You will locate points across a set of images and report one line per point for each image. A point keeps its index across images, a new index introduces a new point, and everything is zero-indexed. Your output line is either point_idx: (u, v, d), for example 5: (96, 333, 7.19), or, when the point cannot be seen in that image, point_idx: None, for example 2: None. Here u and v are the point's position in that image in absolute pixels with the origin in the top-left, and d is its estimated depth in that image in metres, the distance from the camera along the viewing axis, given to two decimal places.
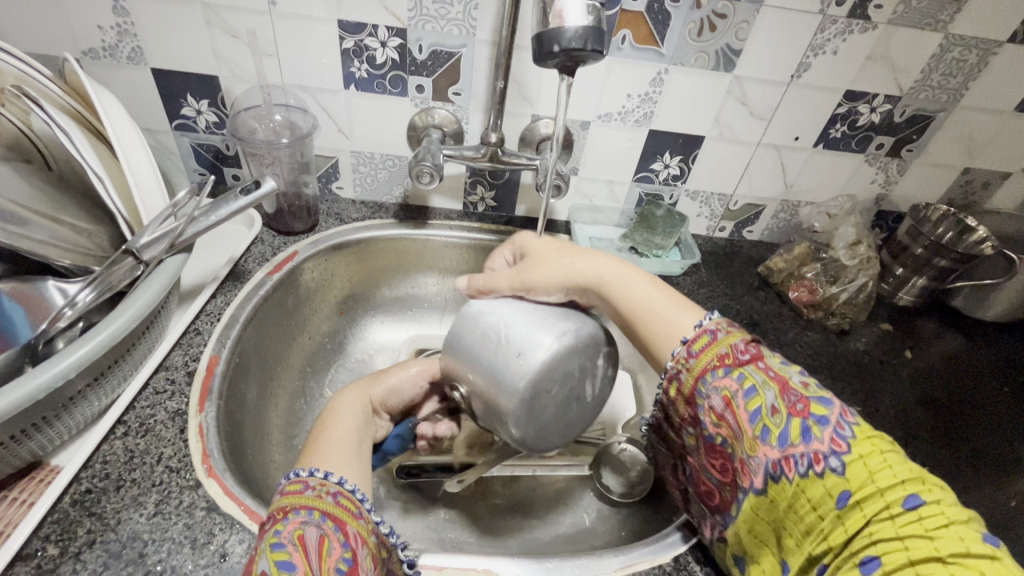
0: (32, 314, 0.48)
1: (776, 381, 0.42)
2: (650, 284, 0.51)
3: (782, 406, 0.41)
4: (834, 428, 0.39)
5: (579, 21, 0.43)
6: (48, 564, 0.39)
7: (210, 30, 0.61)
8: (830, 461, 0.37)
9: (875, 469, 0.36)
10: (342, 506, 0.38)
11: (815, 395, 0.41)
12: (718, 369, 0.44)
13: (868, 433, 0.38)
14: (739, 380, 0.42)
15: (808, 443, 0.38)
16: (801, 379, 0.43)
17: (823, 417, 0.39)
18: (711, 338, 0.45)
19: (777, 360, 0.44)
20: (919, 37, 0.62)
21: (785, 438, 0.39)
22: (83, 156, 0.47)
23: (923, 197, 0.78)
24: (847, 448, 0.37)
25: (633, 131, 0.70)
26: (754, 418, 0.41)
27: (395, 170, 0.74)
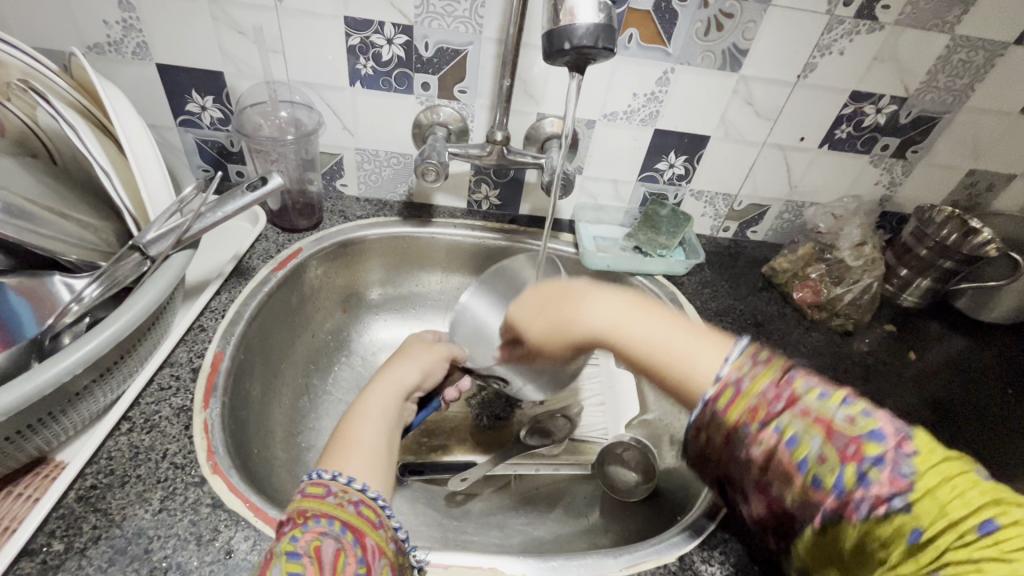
0: (39, 309, 0.47)
1: (819, 423, 0.33)
2: (662, 317, 0.42)
3: (832, 453, 0.32)
4: (893, 465, 0.31)
5: (590, 19, 0.43)
6: (54, 559, 0.39)
7: (216, 25, 0.61)
8: (894, 502, 0.30)
9: (944, 498, 0.30)
10: (362, 517, 0.38)
11: (864, 427, 0.33)
12: (751, 424, 0.35)
13: (929, 460, 0.31)
14: (777, 433, 0.34)
15: (868, 488, 0.31)
16: (846, 410, 0.34)
17: (879, 455, 0.32)
18: (736, 390, 0.36)
19: (814, 390, 0.35)
20: (926, 38, 0.62)
21: (840, 485, 0.32)
22: (90, 151, 0.47)
23: (928, 199, 0.78)
24: (910, 486, 0.30)
25: (639, 130, 0.70)
26: (801, 470, 0.33)
27: (400, 168, 0.74)
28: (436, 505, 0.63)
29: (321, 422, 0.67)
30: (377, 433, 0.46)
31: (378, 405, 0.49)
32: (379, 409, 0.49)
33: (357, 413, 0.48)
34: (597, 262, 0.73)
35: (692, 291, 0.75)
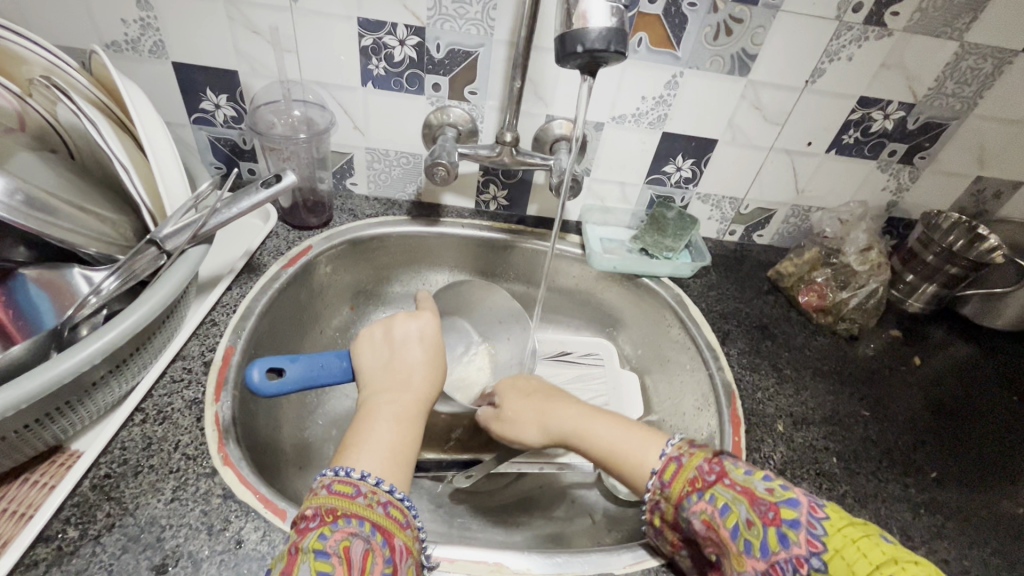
0: (58, 301, 0.49)
1: (746, 493, 0.39)
2: (614, 422, 0.51)
3: (756, 518, 0.38)
4: (808, 527, 0.36)
5: (603, 23, 0.44)
6: (69, 546, 0.40)
7: (232, 25, 0.62)
8: (813, 563, 0.35)
9: (852, 561, 0.34)
10: (391, 517, 0.39)
11: (782, 496, 0.38)
12: (691, 494, 0.42)
13: (837, 524, 0.36)
14: (712, 501, 0.41)
15: (788, 549, 0.36)
16: (767, 483, 0.40)
17: (794, 519, 0.37)
18: (677, 465, 0.44)
19: (742, 469, 0.41)
20: (933, 45, 0.62)
21: (765, 548, 0.37)
22: (111, 148, 0.48)
23: (935, 205, 0.78)
24: (823, 545, 0.35)
25: (646, 132, 0.71)
26: (734, 535, 0.39)
27: (409, 168, 0.75)
28: (441, 501, 0.64)
29: (328, 418, 0.68)
30: (395, 438, 0.45)
31: (389, 407, 0.47)
32: (393, 411, 0.47)
33: (373, 419, 0.46)
34: (604, 263, 0.74)
35: (697, 293, 0.75)
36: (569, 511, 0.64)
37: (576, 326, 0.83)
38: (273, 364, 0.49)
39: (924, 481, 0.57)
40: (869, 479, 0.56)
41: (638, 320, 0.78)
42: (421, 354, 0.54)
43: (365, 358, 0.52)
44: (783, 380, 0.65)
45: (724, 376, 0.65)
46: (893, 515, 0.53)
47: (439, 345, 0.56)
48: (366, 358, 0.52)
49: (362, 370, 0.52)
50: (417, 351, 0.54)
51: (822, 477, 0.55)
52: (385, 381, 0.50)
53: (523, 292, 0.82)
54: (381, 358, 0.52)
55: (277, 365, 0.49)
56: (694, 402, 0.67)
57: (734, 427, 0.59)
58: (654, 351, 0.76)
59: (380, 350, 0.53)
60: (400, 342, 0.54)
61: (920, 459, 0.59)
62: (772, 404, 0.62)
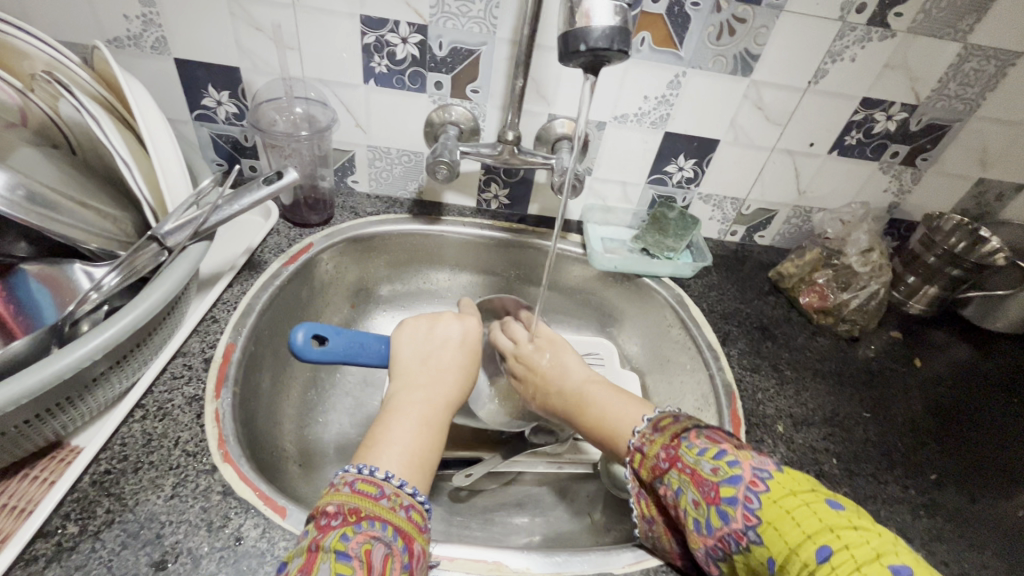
0: (59, 297, 0.49)
1: (692, 474, 0.40)
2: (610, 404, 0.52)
3: (701, 499, 0.38)
4: (745, 502, 0.36)
5: (606, 21, 0.44)
6: (69, 541, 0.40)
7: (234, 21, 0.62)
8: (750, 535, 0.35)
9: (785, 531, 0.34)
10: (411, 522, 0.39)
11: (725, 474, 0.38)
12: (653, 481, 0.43)
13: (776, 495, 0.36)
14: (667, 486, 0.41)
15: (728, 525, 0.36)
16: (713, 462, 0.39)
17: (732, 496, 0.37)
18: (642, 454, 0.45)
19: (693, 449, 0.41)
20: (936, 46, 0.62)
21: (710, 525, 0.37)
22: (112, 144, 0.48)
23: (936, 207, 0.78)
24: (757, 519, 0.35)
25: (649, 132, 0.71)
26: (685, 515, 0.39)
27: (410, 166, 0.75)
28: (440, 500, 0.64)
29: (328, 416, 0.68)
30: (417, 437, 0.45)
31: (421, 404, 0.48)
32: (422, 410, 0.47)
33: (393, 416, 0.46)
34: (604, 262, 0.73)
35: (698, 294, 0.75)
36: (568, 511, 0.64)
37: (577, 325, 0.83)
38: (318, 331, 0.49)
39: (924, 483, 0.57)
40: (869, 480, 0.56)
41: (639, 320, 0.78)
42: (458, 357, 0.54)
43: (403, 347, 0.53)
44: (783, 381, 0.65)
45: (724, 377, 0.65)
46: (892, 517, 0.53)
47: (478, 351, 0.56)
48: (404, 346, 0.53)
49: (398, 358, 0.52)
50: (454, 352, 0.54)
51: (822, 478, 0.55)
52: (420, 368, 0.51)
53: (524, 292, 0.82)
54: (419, 348, 0.53)
55: (322, 333, 0.49)
56: (694, 402, 0.67)
57: (734, 427, 0.59)
58: (654, 351, 0.76)
59: (420, 339, 0.54)
60: (439, 341, 0.55)
61: (921, 462, 0.59)
62: (772, 405, 0.62)
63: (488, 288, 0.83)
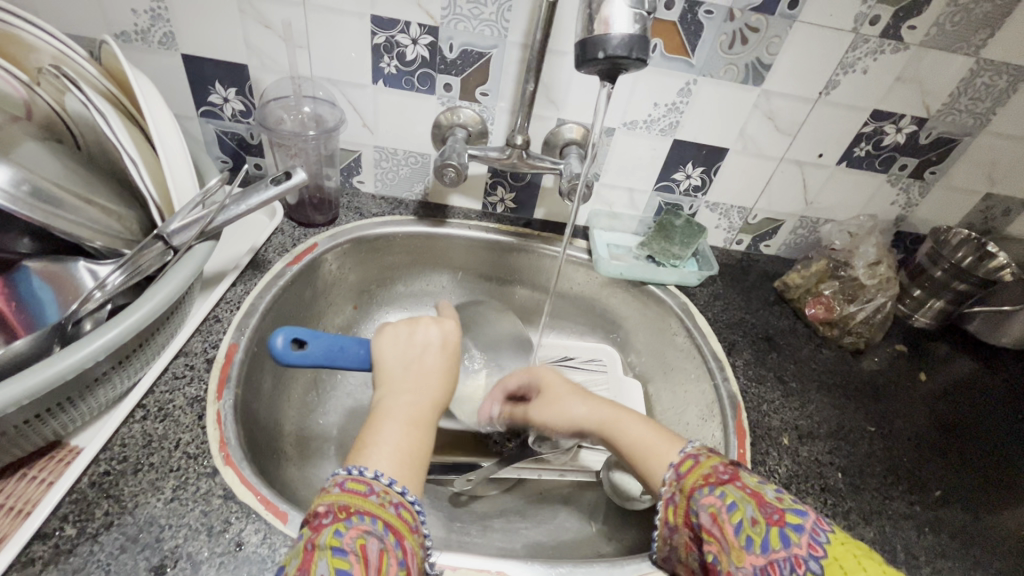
0: (62, 295, 0.48)
1: (754, 495, 0.38)
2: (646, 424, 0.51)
3: (760, 517, 0.37)
4: (811, 533, 0.35)
5: (626, 29, 0.43)
6: (66, 544, 0.39)
7: (243, 19, 0.61)
8: (811, 565, 0.34)
9: (849, 569, 0.33)
10: (403, 518, 0.38)
11: (790, 505, 0.37)
12: (702, 489, 0.41)
13: (841, 537, 0.35)
14: (721, 498, 0.39)
15: (790, 548, 0.35)
16: (778, 494, 0.39)
17: (799, 524, 0.36)
18: (695, 462, 0.44)
19: (755, 478, 0.41)
20: (949, 60, 0.62)
21: (766, 545, 0.35)
22: (120, 141, 0.48)
23: (943, 221, 0.78)
24: (825, 551, 0.34)
25: (657, 139, 0.70)
26: (735, 531, 0.37)
27: (417, 168, 0.75)
28: (442, 505, 0.63)
29: (328, 418, 0.67)
30: (406, 437, 0.44)
31: (406, 405, 0.46)
32: (408, 411, 0.46)
33: (380, 421, 0.45)
34: (610, 269, 0.73)
35: (703, 302, 0.75)
36: (569, 520, 0.63)
37: (580, 331, 0.83)
38: (296, 334, 0.49)
39: (929, 499, 0.57)
40: (874, 495, 0.56)
41: (642, 327, 0.78)
42: (441, 361, 0.51)
43: (385, 350, 0.51)
44: (788, 393, 0.65)
45: (729, 388, 0.64)
46: (897, 533, 0.53)
47: (458, 355, 0.53)
48: (386, 350, 0.50)
49: (382, 365, 0.50)
50: (437, 358, 0.51)
51: (827, 492, 0.55)
52: (400, 378, 0.48)
53: (527, 297, 0.82)
54: (402, 353, 0.50)
55: (300, 336, 0.49)
56: (698, 413, 0.67)
57: (739, 438, 0.59)
58: (659, 359, 0.76)
59: (401, 345, 0.51)
60: (420, 347, 0.51)
61: (926, 478, 0.59)
62: (778, 417, 0.62)
63: (491, 292, 0.82)
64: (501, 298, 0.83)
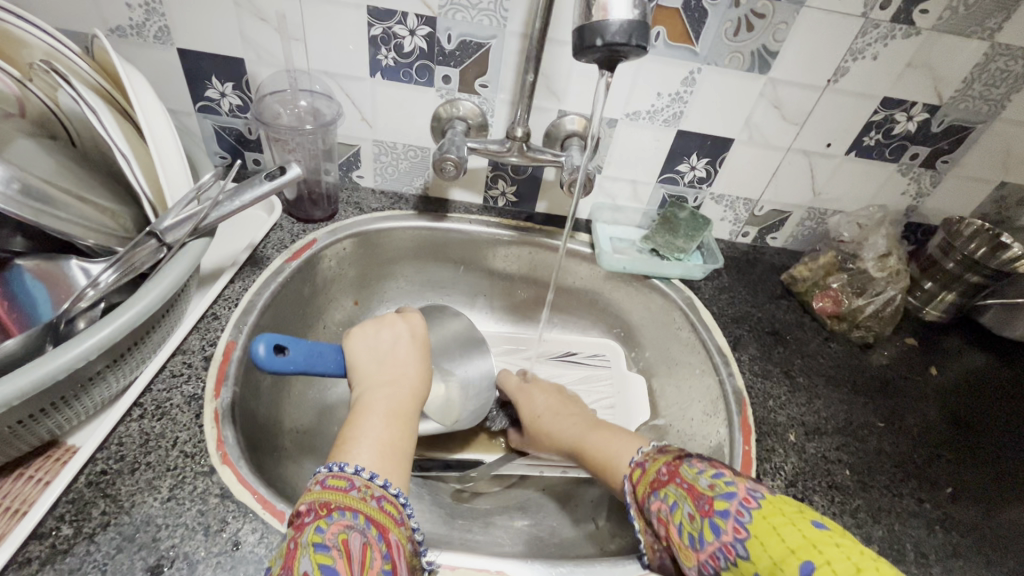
0: (56, 293, 0.48)
1: (689, 489, 0.39)
2: (606, 434, 0.54)
3: (695, 512, 0.37)
4: (736, 515, 0.35)
5: (624, 15, 0.42)
6: (63, 544, 0.39)
7: (238, 12, 0.60)
8: (739, 550, 0.34)
9: (770, 545, 0.33)
10: (385, 512, 0.38)
11: (720, 490, 0.37)
12: (650, 495, 0.42)
13: (766, 511, 0.35)
14: (664, 499, 0.40)
15: (719, 537, 0.35)
16: (710, 479, 0.39)
17: (726, 509, 0.36)
18: (642, 470, 0.45)
19: (694, 468, 0.41)
20: (962, 45, 0.60)
21: (703, 539, 0.36)
22: (111, 136, 0.47)
23: (955, 211, 0.76)
24: (747, 532, 0.34)
25: (661, 130, 0.69)
26: (679, 529, 0.38)
27: (417, 162, 0.74)
28: (443, 501, 0.63)
29: (329, 413, 0.67)
30: (387, 429, 0.44)
31: (385, 399, 0.46)
32: (389, 404, 0.46)
33: (364, 416, 0.44)
34: (613, 263, 0.72)
35: (708, 296, 0.74)
36: (572, 517, 0.62)
37: (583, 325, 0.82)
38: (278, 340, 0.46)
39: (939, 495, 0.55)
40: (882, 492, 0.55)
41: (646, 322, 0.77)
42: (413, 354, 0.52)
43: (357, 349, 0.50)
44: (795, 388, 0.64)
45: (734, 383, 0.63)
46: (906, 531, 0.52)
47: (428, 345, 0.54)
48: (359, 348, 0.50)
49: (357, 362, 0.49)
50: (410, 353, 0.52)
51: (834, 490, 0.54)
52: (376, 372, 0.49)
53: (530, 293, 0.81)
54: (375, 349, 0.50)
55: (283, 342, 0.46)
56: (703, 408, 0.66)
57: (745, 435, 0.58)
58: (663, 354, 0.75)
59: (373, 341, 0.51)
60: (390, 342, 0.52)
61: (936, 474, 0.57)
62: (784, 413, 0.61)
63: (493, 286, 0.81)
64: (503, 291, 0.82)
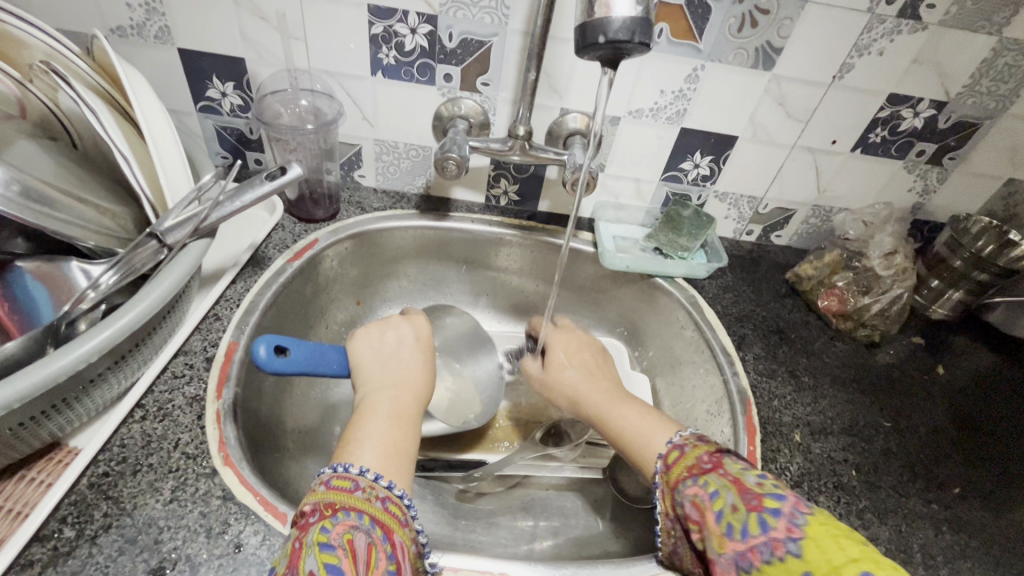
0: (56, 295, 0.48)
1: (735, 482, 0.39)
2: (637, 410, 0.52)
3: (741, 504, 0.37)
4: (789, 517, 0.35)
5: (627, 12, 0.42)
6: (65, 546, 0.39)
7: (239, 11, 0.60)
8: (789, 547, 0.34)
9: (829, 550, 0.33)
10: (390, 512, 0.37)
11: (771, 490, 0.37)
12: (686, 480, 0.41)
13: (822, 520, 0.35)
14: (704, 488, 0.40)
15: (767, 532, 0.35)
16: (759, 479, 0.39)
17: (777, 508, 0.36)
18: (680, 453, 0.44)
19: (739, 465, 0.41)
20: (969, 40, 0.59)
21: (746, 531, 0.36)
22: (110, 137, 0.47)
23: (962, 208, 0.75)
24: (802, 532, 0.34)
25: (664, 128, 0.68)
26: (717, 518, 0.38)
27: (419, 161, 0.73)
28: (446, 502, 0.63)
29: (331, 413, 0.67)
30: (392, 429, 0.43)
31: (389, 400, 0.46)
32: (392, 406, 0.45)
33: (368, 417, 0.44)
34: (616, 262, 0.72)
35: (711, 295, 0.73)
36: (575, 518, 0.62)
37: (586, 324, 0.82)
38: (279, 341, 0.46)
39: (946, 496, 0.55)
40: (889, 493, 0.54)
41: (650, 322, 0.76)
42: (417, 356, 0.52)
43: (361, 352, 0.50)
44: (801, 388, 0.63)
45: (738, 383, 0.62)
46: (914, 533, 0.51)
47: (432, 347, 0.54)
48: (362, 351, 0.50)
49: (360, 364, 0.49)
50: (414, 355, 0.51)
51: (840, 490, 0.54)
52: (380, 373, 0.48)
53: (531, 292, 0.80)
54: (378, 352, 0.51)
55: (284, 344, 0.46)
56: (707, 408, 0.65)
57: (749, 435, 0.57)
58: (667, 353, 0.74)
59: (377, 344, 0.51)
60: (394, 345, 0.52)
61: (944, 474, 0.57)
62: (789, 413, 0.60)
63: (494, 285, 0.81)
64: (504, 290, 0.81)
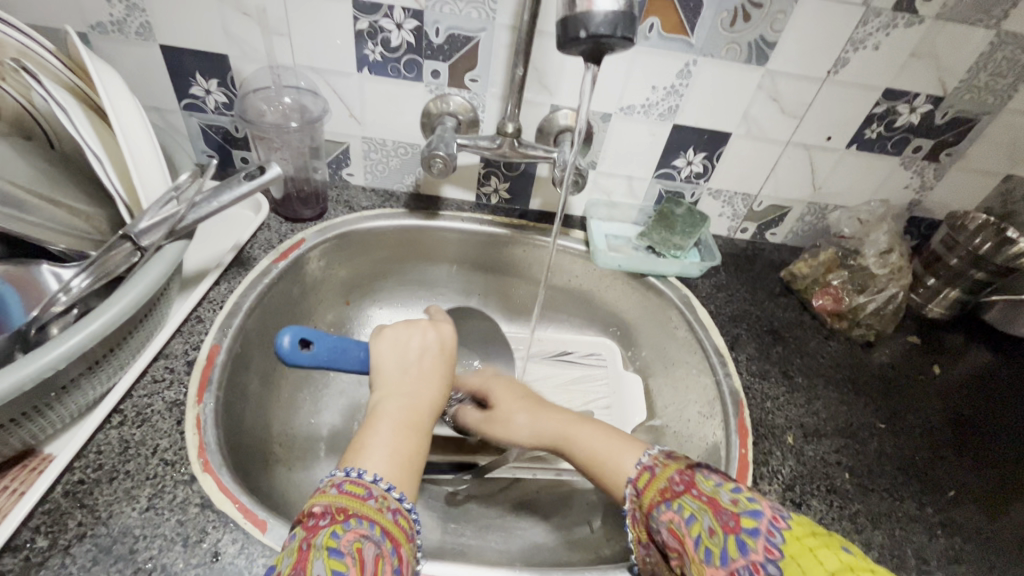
0: (27, 297, 0.47)
1: (710, 502, 0.36)
2: (597, 428, 0.49)
3: (716, 526, 0.34)
4: (767, 535, 0.33)
5: (609, 5, 0.40)
6: (37, 556, 0.38)
7: (220, 6, 0.58)
8: (769, 570, 0.31)
9: (806, 566, 0.30)
10: (399, 525, 0.36)
11: (745, 506, 0.35)
12: (660, 505, 0.38)
13: (799, 532, 0.32)
14: (678, 512, 0.37)
15: (746, 555, 0.32)
16: (733, 494, 0.36)
17: (754, 527, 0.33)
18: (650, 475, 0.41)
19: (711, 481, 0.38)
20: (967, 33, 0.58)
21: (724, 555, 0.33)
22: (82, 137, 0.46)
23: (959, 205, 0.74)
24: (780, 553, 0.31)
25: (656, 124, 0.67)
26: (694, 543, 0.35)
27: (407, 158, 0.72)
28: (435, 505, 0.62)
29: (319, 416, 0.66)
30: (401, 440, 0.41)
31: (403, 410, 0.43)
32: (404, 415, 0.43)
33: (379, 424, 0.42)
34: (608, 261, 0.70)
35: (705, 294, 0.72)
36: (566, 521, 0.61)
37: (578, 324, 0.81)
38: (302, 334, 0.48)
39: (941, 499, 0.54)
40: (883, 497, 0.53)
41: (643, 321, 0.75)
42: (440, 366, 0.48)
43: (383, 355, 0.48)
44: (794, 389, 0.62)
45: (731, 384, 0.62)
46: (907, 537, 0.50)
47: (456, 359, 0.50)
48: (384, 356, 0.48)
49: (380, 369, 0.47)
50: (437, 363, 0.48)
51: (833, 494, 0.53)
52: (398, 380, 0.46)
53: (523, 291, 0.79)
54: (400, 357, 0.48)
55: (308, 336, 0.48)
56: (699, 409, 0.64)
57: (742, 437, 0.56)
58: (660, 353, 0.73)
59: (402, 347, 0.48)
60: (418, 351, 0.48)
61: (939, 477, 0.56)
62: (782, 414, 0.59)
63: (486, 284, 0.80)
64: (496, 289, 0.80)
